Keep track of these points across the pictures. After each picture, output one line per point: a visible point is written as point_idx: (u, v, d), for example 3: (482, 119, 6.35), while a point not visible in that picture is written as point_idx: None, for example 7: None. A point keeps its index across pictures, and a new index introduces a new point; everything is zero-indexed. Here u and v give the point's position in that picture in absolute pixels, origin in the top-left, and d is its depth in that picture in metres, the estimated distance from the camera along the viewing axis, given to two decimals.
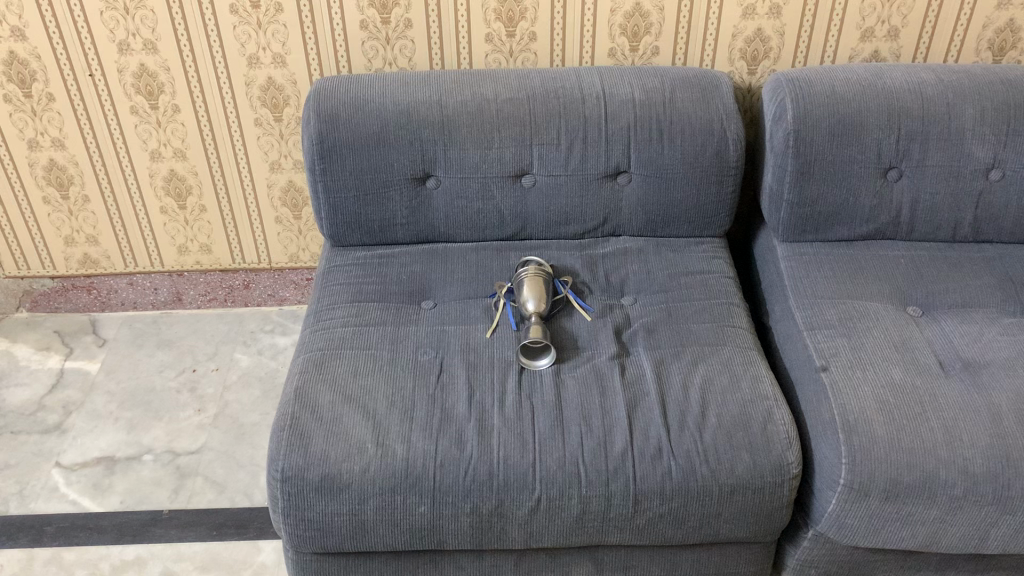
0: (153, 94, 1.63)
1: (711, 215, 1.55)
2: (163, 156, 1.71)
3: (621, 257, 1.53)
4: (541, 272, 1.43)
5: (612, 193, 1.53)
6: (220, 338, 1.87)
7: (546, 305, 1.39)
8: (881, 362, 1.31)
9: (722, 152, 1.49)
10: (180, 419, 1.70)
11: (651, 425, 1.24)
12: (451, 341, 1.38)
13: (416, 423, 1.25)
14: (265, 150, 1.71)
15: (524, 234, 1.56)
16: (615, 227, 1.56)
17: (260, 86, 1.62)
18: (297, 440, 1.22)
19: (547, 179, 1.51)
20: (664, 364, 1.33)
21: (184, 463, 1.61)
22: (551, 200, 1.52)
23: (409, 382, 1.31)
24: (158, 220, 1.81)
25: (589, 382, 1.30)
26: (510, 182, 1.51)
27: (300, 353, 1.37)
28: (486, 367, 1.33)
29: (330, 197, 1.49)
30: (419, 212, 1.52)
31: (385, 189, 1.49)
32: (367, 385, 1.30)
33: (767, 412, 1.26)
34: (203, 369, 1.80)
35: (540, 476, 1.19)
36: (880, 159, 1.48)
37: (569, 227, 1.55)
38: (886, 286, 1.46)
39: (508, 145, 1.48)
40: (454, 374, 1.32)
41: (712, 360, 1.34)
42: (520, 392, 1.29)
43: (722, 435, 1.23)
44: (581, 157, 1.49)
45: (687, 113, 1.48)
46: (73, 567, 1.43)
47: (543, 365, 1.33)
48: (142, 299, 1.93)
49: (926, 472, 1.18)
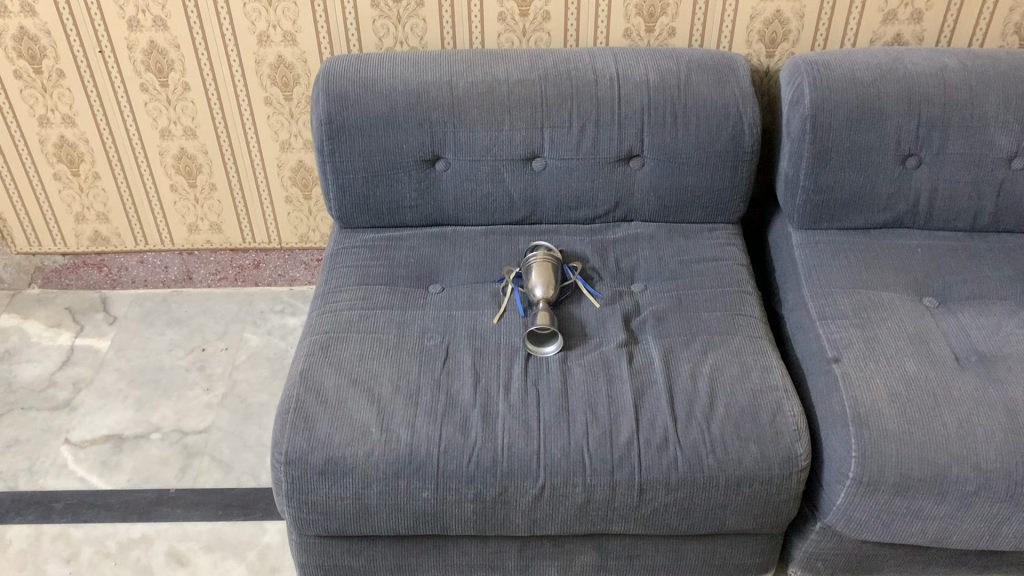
0: (163, 71, 1.61)
1: (725, 201, 1.52)
2: (173, 133, 1.70)
3: (633, 243, 1.51)
4: (551, 259, 1.41)
5: (624, 177, 1.50)
6: (229, 318, 1.87)
7: (554, 291, 1.38)
8: (895, 353, 1.29)
9: (737, 136, 1.46)
10: (189, 399, 1.70)
11: (658, 414, 1.22)
12: (458, 326, 1.36)
13: (421, 408, 1.24)
14: (275, 129, 1.70)
15: (534, 218, 1.54)
16: (627, 211, 1.54)
17: (270, 64, 1.61)
18: (301, 423, 1.22)
19: (558, 162, 1.48)
20: (673, 353, 1.31)
21: (191, 443, 1.61)
22: (562, 184, 1.50)
23: (414, 367, 1.29)
24: (168, 198, 1.80)
25: (596, 370, 1.28)
26: (520, 165, 1.49)
27: (306, 335, 1.36)
28: (492, 352, 1.32)
29: (339, 178, 1.48)
30: (429, 195, 1.50)
31: (394, 170, 1.48)
32: (373, 369, 1.29)
33: (777, 403, 1.24)
34: (212, 349, 1.80)
35: (545, 464, 1.18)
36: (900, 144, 1.44)
37: (580, 211, 1.53)
38: (902, 276, 1.43)
39: (519, 127, 1.46)
40: (460, 359, 1.31)
41: (722, 349, 1.32)
42: (526, 379, 1.28)
43: (729, 426, 1.21)
44: (592, 141, 1.47)
45: (702, 97, 1.45)
46: (80, 544, 1.44)
47: (550, 352, 1.31)
48: (152, 277, 1.93)
49: (938, 467, 1.16)
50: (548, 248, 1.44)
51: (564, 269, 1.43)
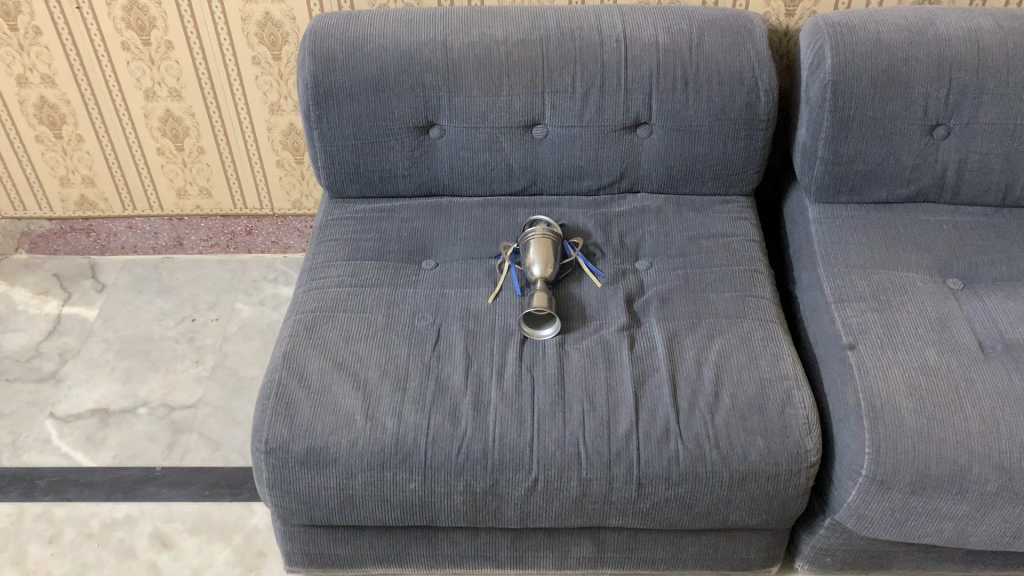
0: (145, 29, 1.53)
1: (737, 173, 1.43)
2: (158, 95, 1.62)
3: (639, 216, 1.42)
4: (549, 235, 1.34)
5: (630, 146, 1.41)
6: (221, 286, 1.80)
7: (552, 270, 1.31)
8: (914, 340, 1.21)
9: (751, 104, 1.36)
10: (177, 371, 1.64)
11: (659, 404, 1.15)
12: (451, 306, 1.29)
13: (409, 394, 1.17)
14: (264, 90, 1.61)
15: (534, 189, 1.45)
16: (633, 183, 1.45)
17: (257, 22, 1.52)
18: (283, 410, 1.16)
19: (560, 130, 1.39)
20: (678, 337, 1.23)
21: (179, 419, 1.56)
22: (564, 153, 1.41)
23: (403, 350, 1.23)
24: (155, 162, 1.72)
25: (595, 355, 1.21)
26: (520, 132, 1.40)
27: (291, 314, 1.30)
28: (486, 334, 1.25)
29: (327, 145, 1.40)
30: (423, 164, 1.42)
31: (386, 138, 1.39)
32: (359, 352, 1.22)
33: (787, 394, 1.16)
34: (202, 319, 1.74)
35: (538, 456, 1.12)
36: (928, 113, 1.34)
37: (583, 182, 1.44)
38: (926, 255, 1.34)
39: (518, 92, 1.36)
40: (452, 342, 1.24)
41: (729, 334, 1.24)
42: (521, 364, 1.21)
43: (735, 417, 1.14)
44: (597, 108, 1.37)
45: (715, 60, 1.35)
46: (63, 524, 1.40)
47: (547, 335, 1.24)
48: (142, 244, 1.86)
49: (957, 466, 1.09)
50: (546, 223, 1.37)
51: (565, 244, 1.35)
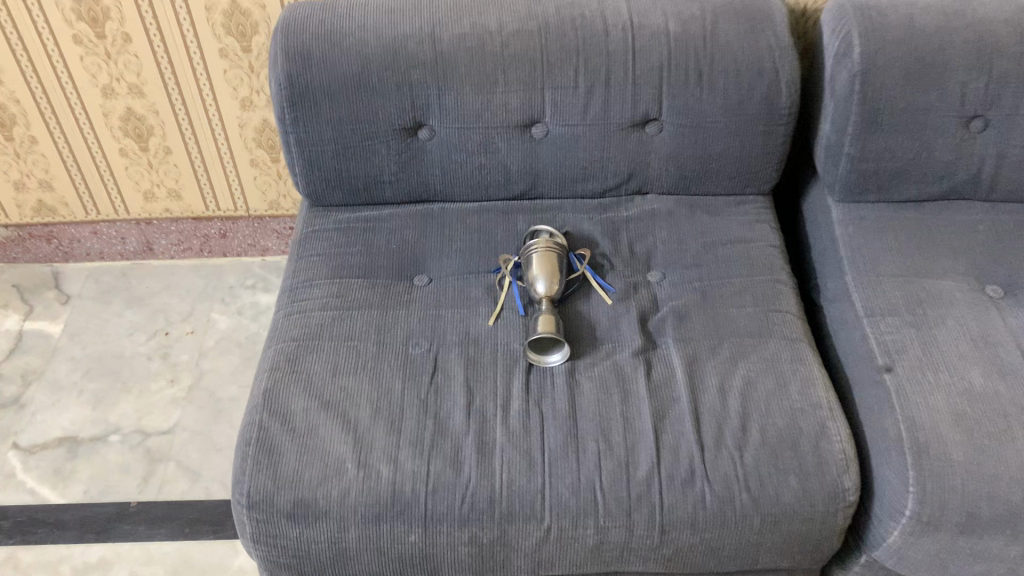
0: (98, 21, 1.37)
1: (755, 171, 1.31)
2: (117, 92, 1.47)
3: (649, 221, 1.30)
4: (552, 246, 1.22)
5: (639, 145, 1.29)
6: (195, 295, 1.68)
7: (558, 285, 1.19)
8: (957, 360, 1.10)
9: (772, 97, 1.24)
10: (151, 393, 1.52)
11: (682, 441, 1.05)
12: (447, 330, 1.18)
13: (405, 436, 1.06)
14: (234, 85, 1.47)
15: (534, 193, 1.33)
16: (641, 183, 1.33)
17: (222, 11, 1.37)
18: (266, 457, 1.04)
19: (562, 129, 1.27)
20: (698, 362, 1.12)
21: (155, 446, 1.45)
22: (566, 154, 1.28)
23: (397, 383, 1.11)
24: (118, 163, 1.58)
25: (609, 385, 1.10)
26: (518, 132, 1.27)
27: (272, 342, 1.18)
28: (488, 362, 1.14)
29: (305, 151, 1.26)
30: (411, 168, 1.29)
31: (370, 142, 1.26)
32: (348, 386, 1.11)
33: (821, 426, 1.06)
34: (176, 332, 1.61)
35: (550, 504, 1.01)
36: (965, 105, 1.22)
37: (587, 184, 1.32)
38: (962, 260, 1.23)
39: (515, 89, 1.23)
40: (451, 373, 1.12)
41: (754, 356, 1.13)
42: (528, 397, 1.10)
43: (766, 454, 1.04)
44: (602, 105, 1.25)
45: (732, 49, 1.22)
46: (30, 571, 1.29)
47: (555, 362, 1.13)
48: (109, 249, 1.72)
49: (1010, 505, 0.99)
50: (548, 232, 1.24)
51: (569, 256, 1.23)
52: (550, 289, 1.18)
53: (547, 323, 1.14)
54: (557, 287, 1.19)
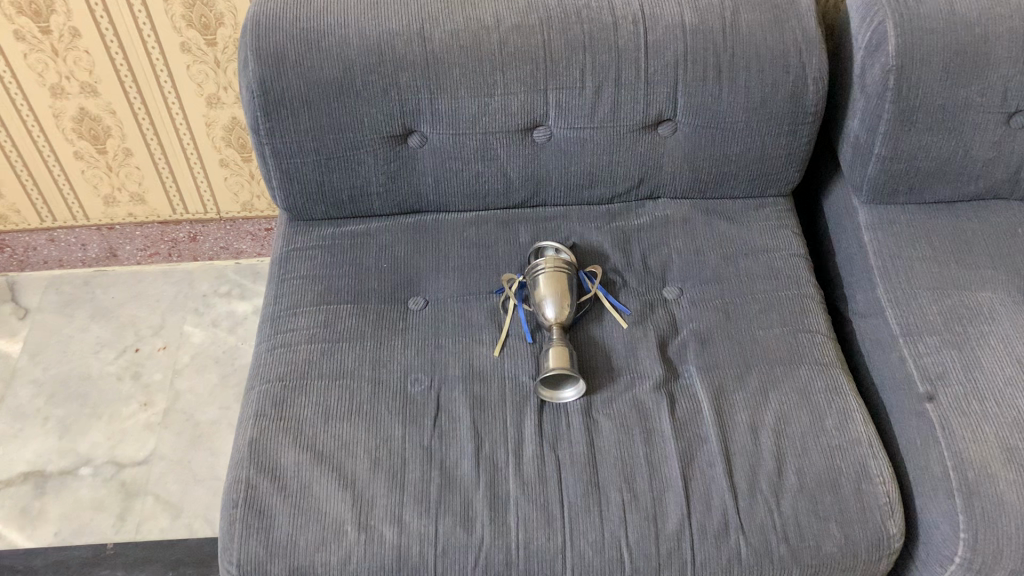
0: (41, 15, 1.22)
1: (776, 172, 1.20)
2: (67, 91, 1.32)
3: (662, 230, 1.20)
4: (560, 265, 1.11)
5: (651, 147, 1.17)
6: (166, 305, 1.55)
7: (568, 308, 1.08)
8: (1004, 386, 1.02)
9: (798, 94, 1.12)
10: (123, 418, 1.41)
11: (712, 489, 0.96)
12: (449, 363, 1.07)
13: (409, 491, 0.96)
14: (199, 81, 1.33)
15: (536, 200, 1.22)
16: (653, 187, 1.22)
17: (182, 1, 1.22)
18: (256, 521, 0.94)
19: (567, 132, 1.15)
20: (725, 394, 1.03)
21: (130, 479, 1.34)
22: (572, 159, 1.17)
23: (397, 429, 1.01)
24: (73, 167, 1.44)
25: (630, 424, 1.01)
26: (518, 137, 1.15)
27: (255, 382, 1.07)
28: (496, 400, 1.03)
29: (283, 163, 1.14)
30: (401, 178, 1.17)
31: (355, 151, 1.13)
32: (343, 434, 1.00)
33: (862, 467, 0.97)
34: (147, 349, 1.49)
35: (572, 565, 0.92)
36: (1007, 99, 1.12)
37: (594, 190, 1.21)
38: (1002, 269, 1.14)
39: (515, 90, 1.11)
40: (456, 414, 1.02)
41: (786, 386, 1.04)
42: (542, 441, 1.00)
43: (804, 500, 0.95)
44: (611, 105, 1.13)
45: (755, 42, 1.10)
46: None
47: (569, 398, 1.03)
48: (68, 257, 1.59)
49: None
50: (554, 248, 1.13)
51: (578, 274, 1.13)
52: (559, 313, 1.08)
53: (559, 354, 1.03)
54: (568, 310, 1.08)
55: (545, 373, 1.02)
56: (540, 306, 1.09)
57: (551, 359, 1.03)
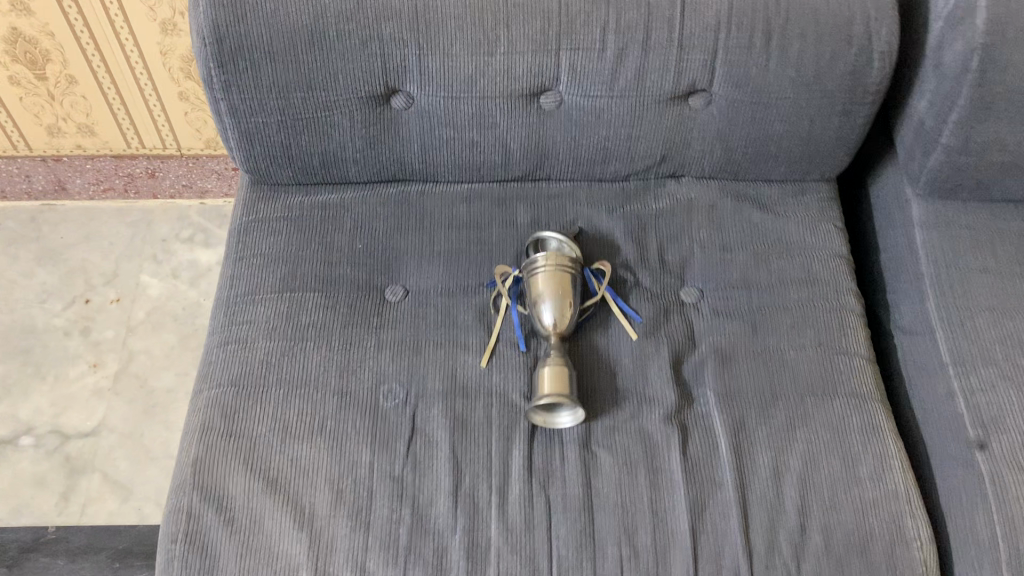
0: None
1: (822, 156, 1.03)
2: None
3: (684, 219, 1.03)
4: (562, 260, 0.95)
5: (679, 122, 0.99)
6: (121, 250, 1.39)
7: (569, 315, 0.92)
8: None
9: (860, 70, 0.94)
10: (70, 381, 1.27)
11: (725, 548, 0.83)
12: (429, 373, 0.93)
13: (375, 533, 0.83)
14: (151, 5, 1.12)
15: (540, 175, 1.05)
16: (676, 166, 1.04)
17: None
18: (196, 562, 0.81)
19: (581, 101, 0.96)
20: (745, 431, 0.89)
21: (75, 452, 1.21)
22: (584, 131, 0.99)
23: (365, 454, 0.87)
24: (9, 93, 1.25)
25: (634, 463, 0.87)
26: (523, 103, 0.97)
27: (204, 384, 0.92)
28: (481, 424, 0.89)
29: (242, 122, 0.96)
30: (382, 144, 1.00)
31: (328, 112, 0.95)
32: (302, 457, 0.87)
33: (898, 528, 0.84)
34: (99, 300, 1.34)
35: None
36: None
37: (608, 167, 1.03)
38: None
39: (521, 49, 0.92)
40: (434, 439, 0.88)
41: (816, 423, 0.90)
42: (531, 478, 0.86)
43: (829, 566, 0.82)
44: (635, 72, 0.94)
45: (813, 4, 0.92)
46: None
47: (567, 423, 0.88)
48: (11, 188, 1.41)
49: None
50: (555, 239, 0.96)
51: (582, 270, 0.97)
52: (560, 319, 0.92)
53: (557, 373, 0.89)
54: (569, 316, 0.93)
55: (539, 399, 0.87)
56: (536, 308, 0.93)
57: (547, 380, 0.88)
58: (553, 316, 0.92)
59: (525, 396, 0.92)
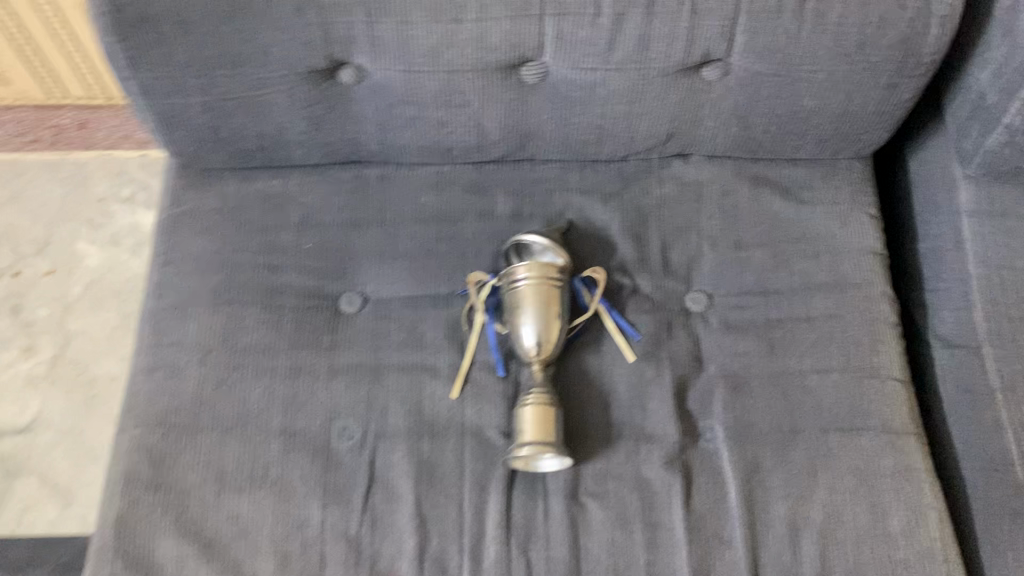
0: None
1: (857, 134, 0.86)
2: None
3: (692, 209, 0.87)
4: (547, 270, 0.80)
5: (689, 96, 0.82)
6: (53, 213, 1.23)
7: (556, 340, 0.79)
8: None
9: (913, 38, 0.76)
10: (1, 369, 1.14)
11: None
12: (391, 406, 0.79)
13: None
14: None
15: (521, 155, 0.88)
16: (684, 145, 0.88)
17: None
18: None
19: (570, 74, 0.79)
20: (758, 476, 0.77)
21: (9, 452, 1.09)
22: (574, 109, 0.82)
23: (315, 509, 0.75)
24: None
25: (628, 518, 0.75)
26: (499, 77, 0.79)
27: (129, 421, 0.79)
28: (451, 469, 0.77)
29: (158, 103, 0.79)
30: (330, 124, 0.83)
31: (260, 90, 0.78)
32: (243, 514, 0.74)
33: None
34: (30, 274, 1.19)
35: None
36: None
37: (602, 147, 0.87)
38: None
39: (496, 14, 0.74)
40: (396, 489, 0.76)
41: (841, 465, 0.77)
42: (509, 537, 0.74)
43: None
44: (636, 40, 0.76)
45: None
46: None
47: (551, 466, 0.76)
48: None
49: None
50: (539, 242, 0.81)
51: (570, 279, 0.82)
52: (545, 341, 0.78)
53: (540, 412, 0.75)
54: (555, 337, 0.78)
55: (519, 445, 0.75)
56: (517, 328, 0.79)
57: (528, 422, 0.75)
58: (537, 338, 0.78)
59: (503, 435, 0.78)
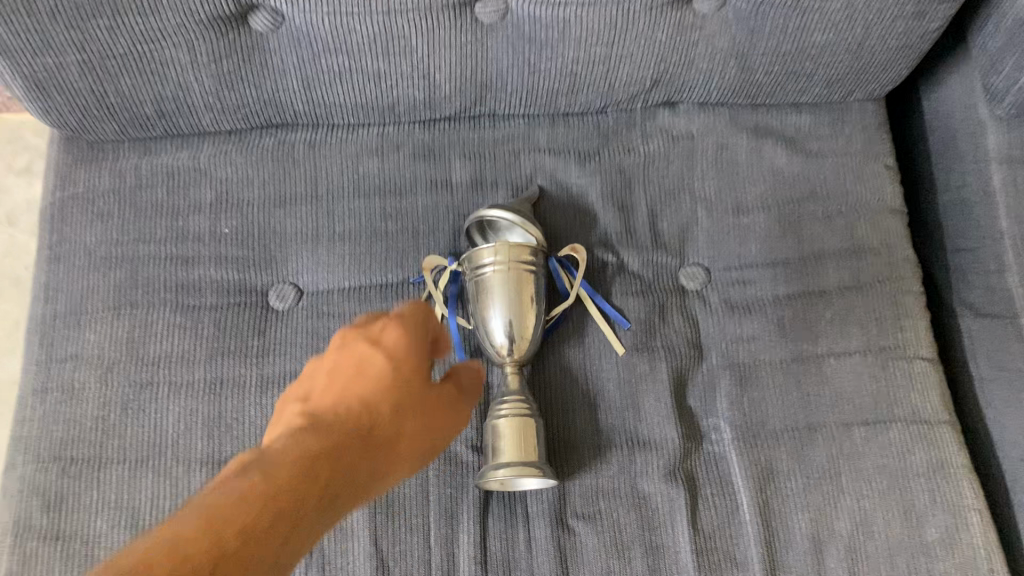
0: None
1: (872, 71, 0.73)
2: None
3: (682, 168, 0.74)
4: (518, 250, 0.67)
5: (678, 34, 0.68)
6: None
7: (531, 337, 0.66)
8: None
9: None
10: None
11: None
12: None
13: None
14: None
15: (479, 110, 0.74)
16: (671, 92, 0.74)
17: None
18: None
19: (535, 12, 0.65)
20: (773, 483, 0.66)
21: None
22: (542, 53, 0.68)
23: None
24: None
25: (625, 542, 0.64)
26: (448, 18, 0.65)
27: (18, 455, 0.65)
28: (413, 494, 0.64)
29: (22, 62, 0.63)
30: (245, 82, 0.68)
31: (150, 40, 0.63)
32: None
33: None
34: None
35: None
36: None
37: (576, 97, 0.73)
38: None
39: None
40: (348, 523, 0.63)
41: (868, 465, 0.66)
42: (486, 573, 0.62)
43: None
44: None
45: None
46: None
47: (533, 484, 0.63)
48: None
49: None
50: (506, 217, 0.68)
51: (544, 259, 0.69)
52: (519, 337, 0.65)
53: (518, 424, 0.63)
54: (531, 331, 0.66)
55: (494, 465, 0.62)
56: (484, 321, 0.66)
57: (505, 437, 0.63)
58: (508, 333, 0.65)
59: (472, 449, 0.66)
